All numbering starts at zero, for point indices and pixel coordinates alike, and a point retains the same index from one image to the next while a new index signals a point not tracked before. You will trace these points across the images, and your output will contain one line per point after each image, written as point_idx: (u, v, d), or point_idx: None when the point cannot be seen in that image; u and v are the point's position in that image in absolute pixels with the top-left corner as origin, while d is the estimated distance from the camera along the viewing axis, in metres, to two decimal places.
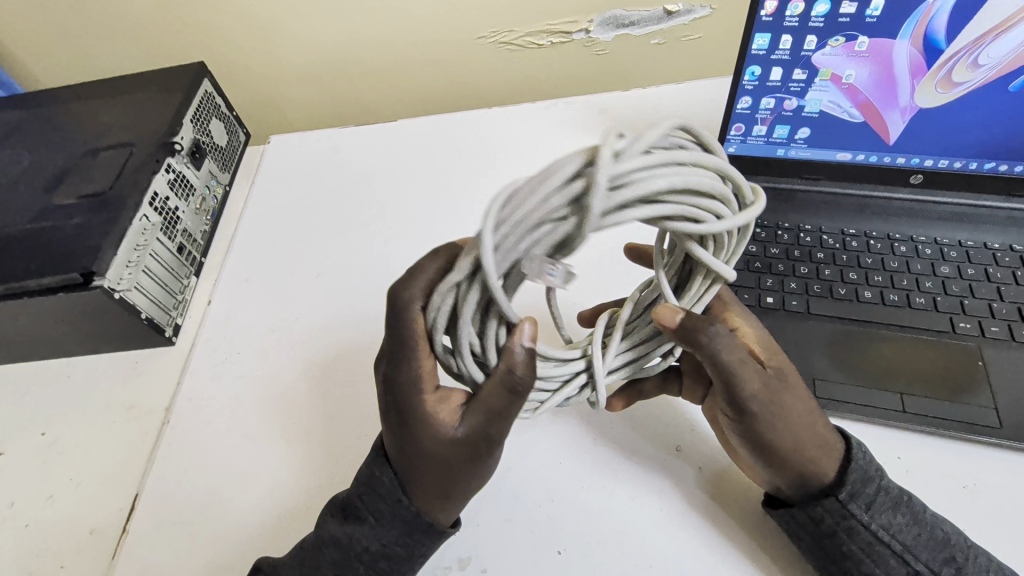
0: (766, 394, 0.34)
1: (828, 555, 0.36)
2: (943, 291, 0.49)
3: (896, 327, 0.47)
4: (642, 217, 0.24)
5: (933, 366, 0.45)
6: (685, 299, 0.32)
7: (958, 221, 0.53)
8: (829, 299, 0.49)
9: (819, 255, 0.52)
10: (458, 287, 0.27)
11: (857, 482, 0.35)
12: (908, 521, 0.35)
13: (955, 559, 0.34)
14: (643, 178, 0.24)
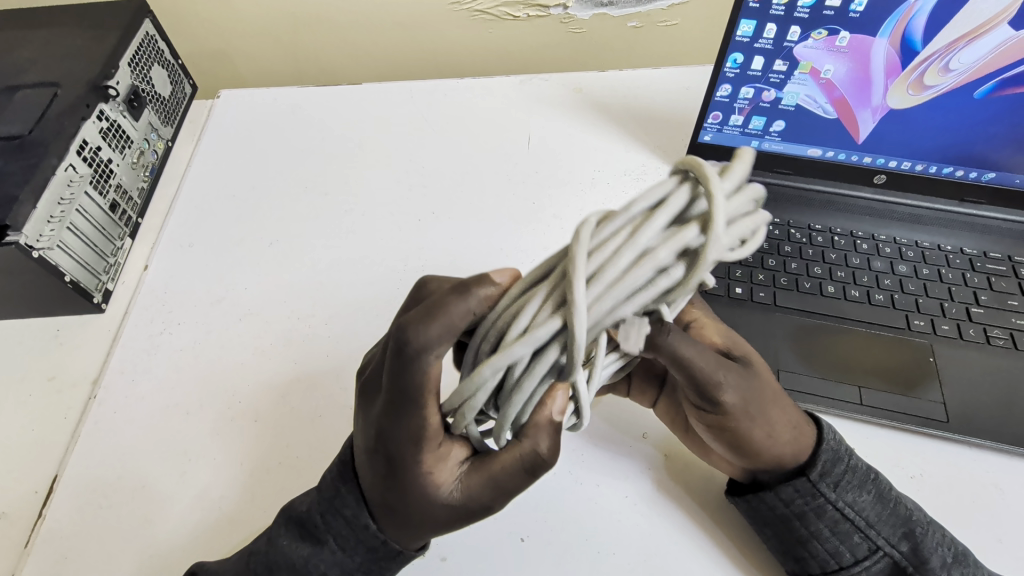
0: (744, 397, 0.32)
1: (793, 535, 0.35)
2: (900, 289, 0.48)
3: (855, 323, 0.46)
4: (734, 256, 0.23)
5: (889, 361, 0.44)
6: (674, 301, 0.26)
7: (916, 223, 0.52)
8: (794, 292, 0.48)
9: (786, 248, 0.50)
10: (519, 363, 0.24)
11: (827, 461, 0.34)
12: (873, 498, 0.34)
13: (914, 533, 0.34)
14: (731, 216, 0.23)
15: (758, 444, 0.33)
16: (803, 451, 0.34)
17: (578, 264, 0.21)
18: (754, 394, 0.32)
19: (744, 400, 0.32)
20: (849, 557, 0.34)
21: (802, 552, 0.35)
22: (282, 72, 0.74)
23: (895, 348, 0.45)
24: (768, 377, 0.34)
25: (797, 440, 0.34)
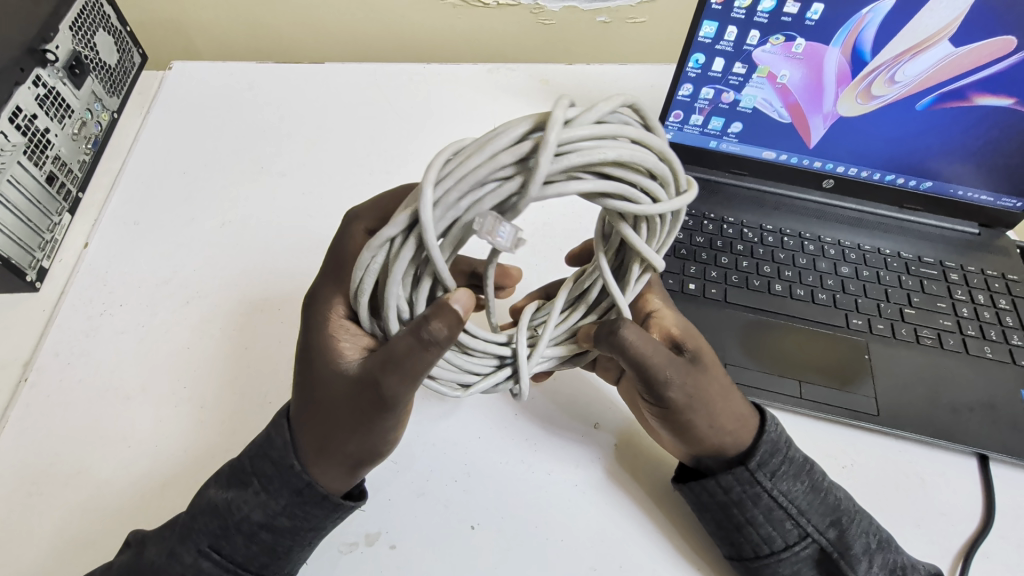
0: (683, 388, 0.33)
1: (730, 522, 0.35)
2: (841, 289, 0.50)
3: (798, 320, 0.48)
4: (589, 189, 0.23)
5: (830, 359, 0.46)
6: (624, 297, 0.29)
7: (859, 226, 0.54)
8: (744, 290, 0.49)
9: (738, 246, 0.52)
10: (391, 244, 0.24)
11: (765, 451, 0.35)
12: (806, 488, 0.35)
13: (841, 522, 0.35)
14: (591, 147, 0.23)
15: (697, 433, 0.34)
16: (743, 444, 0.35)
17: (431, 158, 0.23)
18: (692, 384, 0.33)
19: (681, 390, 0.33)
20: (780, 543, 0.35)
21: (736, 538, 0.36)
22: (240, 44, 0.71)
23: (834, 344, 0.47)
24: (715, 372, 0.35)
25: (732, 429, 0.35)
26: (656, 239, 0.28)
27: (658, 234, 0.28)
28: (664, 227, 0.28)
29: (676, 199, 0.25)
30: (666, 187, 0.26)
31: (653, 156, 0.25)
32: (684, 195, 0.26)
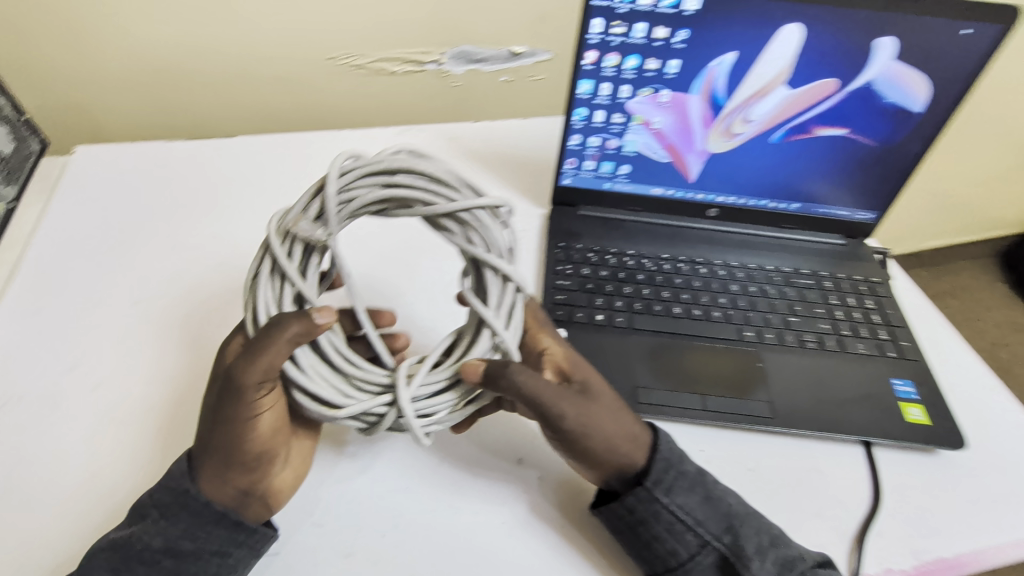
0: (575, 412, 0.37)
1: (639, 541, 0.39)
2: (843, 347, 0.51)
3: (853, 378, 0.49)
4: (377, 194, 0.35)
5: (807, 393, 0.47)
6: (479, 345, 0.36)
7: (865, 292, 0.55)
8: (814, 356, 0.50)
9: (749, 289, 0.54)
10: (451, 234, 0.36)
11: (659, 469, 0.39)
12: (699, 499, 0.39)
13: (733, 528, 0.39)
14: (447, 186, 0.36)
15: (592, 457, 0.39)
16: (638, 463, 0.39)
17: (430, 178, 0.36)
18: (589, 407, 0.38)
19: (576, 416, 0.37)
20: (683, 556, 0.38)
21: (647, 555, 0.39)
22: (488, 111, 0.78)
23: (866, 398, 0.47)
24: (604, 400, 0.39)
25: (630, 449, 0.39)
26: (495, 319, 0.36)
27: (502, 306, 0.36)
28: (509, 306, 0.36)
29: (486, 308, 0.35)
30: (492, 303, 0.36)
31: (444, 191, 0.35)
32: (486, 309, 0.35)
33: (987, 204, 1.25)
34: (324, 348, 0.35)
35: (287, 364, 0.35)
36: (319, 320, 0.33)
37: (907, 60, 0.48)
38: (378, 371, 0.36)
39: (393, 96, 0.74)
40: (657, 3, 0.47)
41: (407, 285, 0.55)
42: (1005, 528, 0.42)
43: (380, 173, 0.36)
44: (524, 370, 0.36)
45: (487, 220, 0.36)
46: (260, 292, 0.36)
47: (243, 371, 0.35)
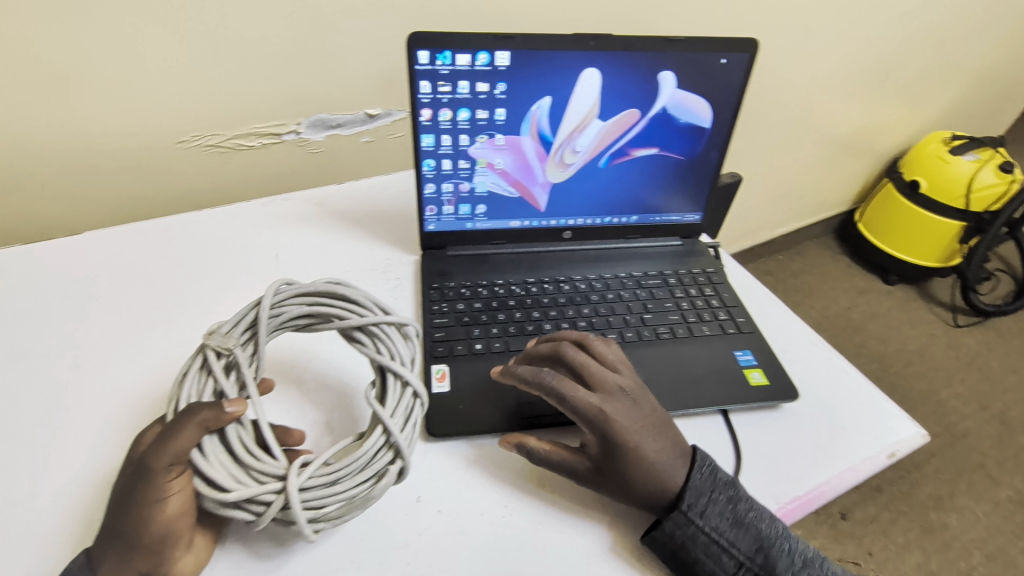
0: (616, 420, 0.44)
1: (683, 565, 0.43)
2: (693, 333, 0.58)
3: (703, 358, 0.56)
4: (300, 308, 0.44)
5: (668, 378, 0.53)
6: (367, 441, 0.40)
7: (706, 283, 0.64)
8: (671, 343, 0.57)
9: (609, 296, 0.61)
10: (363, 348, 0.44)
11: (691, 495, 0.44)
12: (732, 522, 0.44)
13: (764, 546, 0.44)
14: (359, 302, 0.45)
15: (633, 477, 0.44)
16: (674, 493, 0.44)
17: (356, 299, 0.45)
18: (630, 420, 0.45)
19: (618, 424, 0.44)
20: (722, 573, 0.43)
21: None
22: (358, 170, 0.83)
23: (715, 373, 0.54)
24: (621, 438, 0.44)
25: (671, 466, 0.45)
26: (390, 415, 0.41)
27: (395, 406, 0.42)
28: (402, 406, 0.42)
29: (381, 410, 0.41)
30: (387, 408, 0.41)
31: (356, 307, 0.45)
32: (384, 411, 0.41)
33: (812, 190, 1.47)
34: (231, 439, 0.38)
35: (193, 452, 0.37)
36: (227, 408, 0.38)
37: (687, 88, 0.58)
38: (276, 465, 0.38)
39: (258, 172, 0.76)
40: (474, 62, 0.53)
41: (292, 354, 0.55)
42: (839, 460, 0.50)
43: (307, 295, 0.45)
44: (540, 444, 0.46)
45: (390, 336, 0.44)
46: (187, 385, 0.41)
47: (153, 457, 0.36)
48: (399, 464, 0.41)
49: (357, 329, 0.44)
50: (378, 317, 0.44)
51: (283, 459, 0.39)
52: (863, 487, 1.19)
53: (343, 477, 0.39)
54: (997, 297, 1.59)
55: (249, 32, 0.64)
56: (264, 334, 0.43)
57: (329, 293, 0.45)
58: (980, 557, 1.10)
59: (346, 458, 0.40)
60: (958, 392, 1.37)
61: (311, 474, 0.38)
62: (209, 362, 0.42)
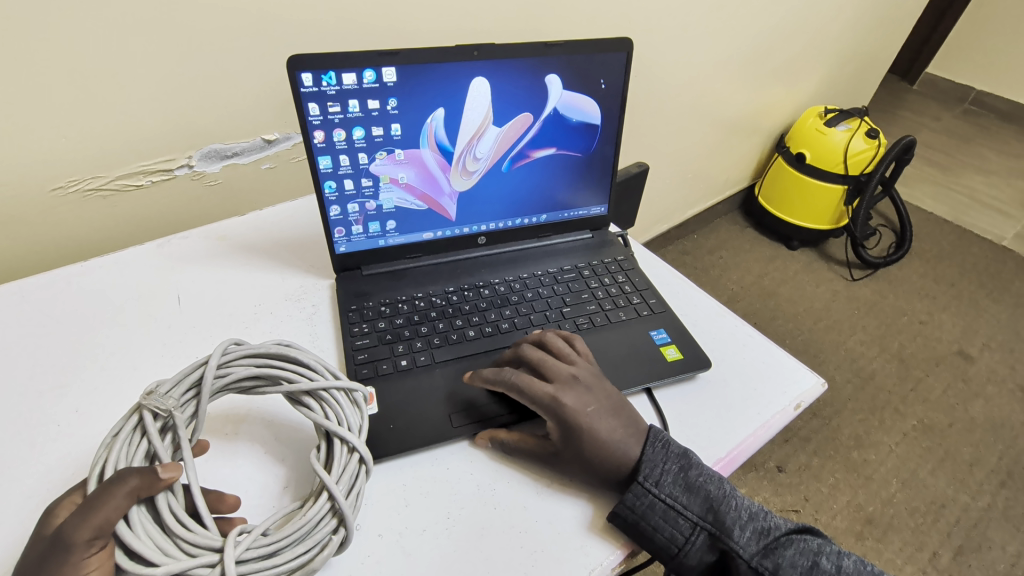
0: (571, 405, 0.47)
1: (642, 534, 0.44)
2: (610, 320, 0.61)
3: (622, 342, 0.59)
4: (247, 369, 0.43)
5: None
6: (311, 509, 0.39)
7: (618, 271, 0.67)
8: (591, 332, 0.59)
9: (529, 295, 0.62)
10: (310, 413, 0.43)
11: (646, 466, 0.46)
12: (684, 487, 0.46)
13: (715, 506, 0.45)
14: (309, 365, 0.45)
15: (591, 456, 0.46)
16: (633, 468, 0.46)
17: (308, 362, 0.45)
18: (586, 404, 0.48)
19: (572, 408, 0.47)
20: (680, 538, 0.45)
21: (653, 547, 0.44)
22: (262, 198, 0.81)
23: (633, 356, 0.57)
24: (576, 420, 0.47)
25: (626, 445, 0.47)
26: (336, 481, 0.40)
27: (342, 472, 0.41)
28: (349, 472, 0.41)
29: (327, 476, 0.40)
30: (334, 475, 0.40)
31: (307, 371, 0.45)
32: (331, 478, 0.40)
33: (713, 170, 1.57)
34: (159, 506, 0.36)
35: (119, 524, 0.35)
36: (161, 474, 0.36)
37: (574, 88, 0.61)
38: (209, 536, 0.37)
39: (151, 210, 0.73)
40: (361, 80, 0.54)
41: (226, 414, 0.51)
42: (753, 419, 0.54)
43: (258, 355, 0.44)
44: (510, 438, 0.49)
45: (339, 401, 0.44)
46: (117, 447, 0.39)
47: (73, 531, 0.33)
48: (341, 534, 0.40)
49: (307, 394, 0.44)
50: (329, 382, 0.44)
51: (214, 529, 0.37)
52: (793, 439, 1.28)
53: (283, 548, 0.38)
54: (883, 249, 1.78)
55: (120, 67, 0.61)
56: (207, 395, 0.41)
57: (281, 355, 0.45)
58: (898, 483, 1.22)
59: (289, 526, 0.38)
60: (862, 339, 1.51)
61: (249, 545, 0.36)
62: (144, 424, 0.39)
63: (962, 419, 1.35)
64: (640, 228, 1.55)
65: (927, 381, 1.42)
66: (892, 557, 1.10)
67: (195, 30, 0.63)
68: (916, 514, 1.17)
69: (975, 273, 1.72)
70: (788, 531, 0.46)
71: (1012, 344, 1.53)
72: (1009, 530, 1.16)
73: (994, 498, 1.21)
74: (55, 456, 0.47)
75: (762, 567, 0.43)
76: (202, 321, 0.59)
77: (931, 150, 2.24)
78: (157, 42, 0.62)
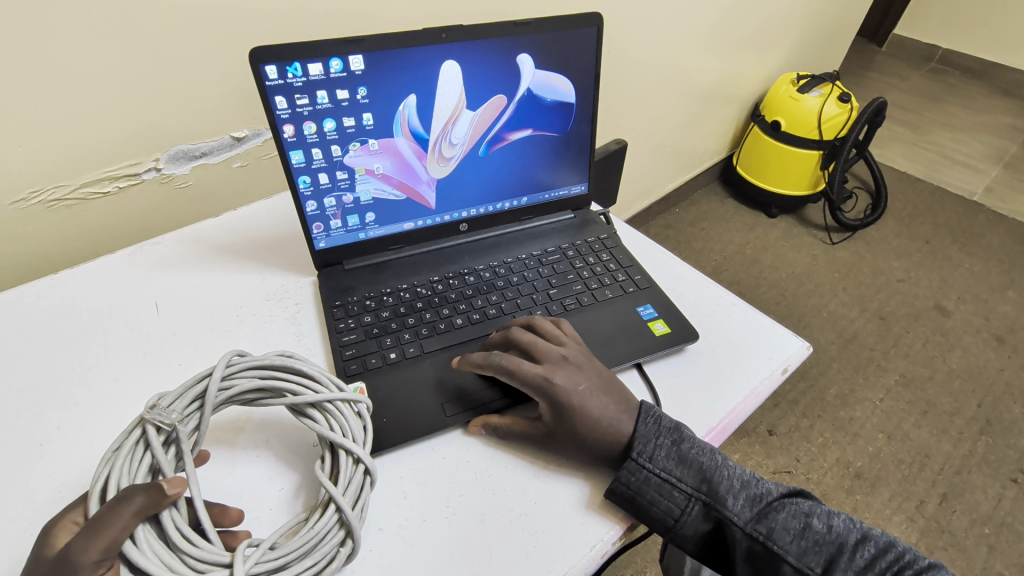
0: (561, 385, 0.47)
1: (639, 508, 0.45)
2: (596, 298, 0.61)
3: (610, 319, 0.59)
4: (252, 381, 0.43)
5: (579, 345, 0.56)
6: (320, 522, 0.39)
7: (602, 249, 0.67)
8: (579, 311, 0.59)
9: (514, 279, 0.62)
10: (314, 424, 0.42)
11: (639, 443, 0.46)
12: (677, 460, 0.46)
13: (708, 477, 0.46)
14: (313, 377, 0.45)
15: (585, 435, 0.46)
16: (626, 444, 0.46)
17: (311, 373, 0.45)
18: (576, 382, 0.48)
19: (563, 387, 0.47)
20: (676, 509, 0.45)
21: (651, 520, 0.45)
22: (235, 197, 0.79)
23: (622, 332, 0.58)
24: (569, 400, 0.47)
25: (620, 422, 0.47)
26: (343, 492, 0.40)
27: (348, 483, 0.41)
28: (355, 484, 0.41)
29: (333, 488, 0.40)
30: (339, 488, 0.40)
31: (312, 382, 0.44)
32: (337, 489, 0.40)
33: (690, 143, 1.57)
34: (164, 525, 0.36)
35: (125, 543, 0.34)
36: (167, 490, 0.35)
37: (547, 65, 0.60)
38: (215, 551, 0.36)
39: (121, 216, 0.71)
40: (327, 70, 0.52)
41: (225, 423, 0.50)
42: (742, 387, 0.54)
43: (262, 367, 0.44)
44: (502, 421, 0.49)
45: (344, 412, 0.44)
46: (119, 462, 0.38)
47: (80, 554, 0.33)
48: (349, 545, 0.40)
49: (311, 406, 0.43)
50: (333, 394, 0.43)
51: (219, 543, 0.37)
52: (782, 402, 1.31)
53: (291, 561, 0.37)
54: (860, 211, 1.80)
55: (74, 71, 0.59)
56: (210, 407, 0.41)
57: (284, 366, 0.44)
58: (884, 438, 1.26)
59: (298, 539, 0.38)
60: (844, 301, 1.53)
61: (258, 559, 0.36)
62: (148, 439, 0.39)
63: (942, 371, 1.39)
64: (622, 205, 1.55)
65: (907, 337, 1.46)
66: (881, 508, 1.14)
67: (150, 26, 0.60)
68: (902, 466, 1.21)
69: (949, 229, 1.76)
70: (779, 496, 0.46)
71: (987, 295, 1.57)
72: (991, 473, 1.21)
73: (975, 444, 1.25)
74: (41, 476, 0.46)
75: (756, 532, 0.44)
76: (183, 328, 0.58)
77: (902, 110, 2.27)
78: (112, 42, 0.59)
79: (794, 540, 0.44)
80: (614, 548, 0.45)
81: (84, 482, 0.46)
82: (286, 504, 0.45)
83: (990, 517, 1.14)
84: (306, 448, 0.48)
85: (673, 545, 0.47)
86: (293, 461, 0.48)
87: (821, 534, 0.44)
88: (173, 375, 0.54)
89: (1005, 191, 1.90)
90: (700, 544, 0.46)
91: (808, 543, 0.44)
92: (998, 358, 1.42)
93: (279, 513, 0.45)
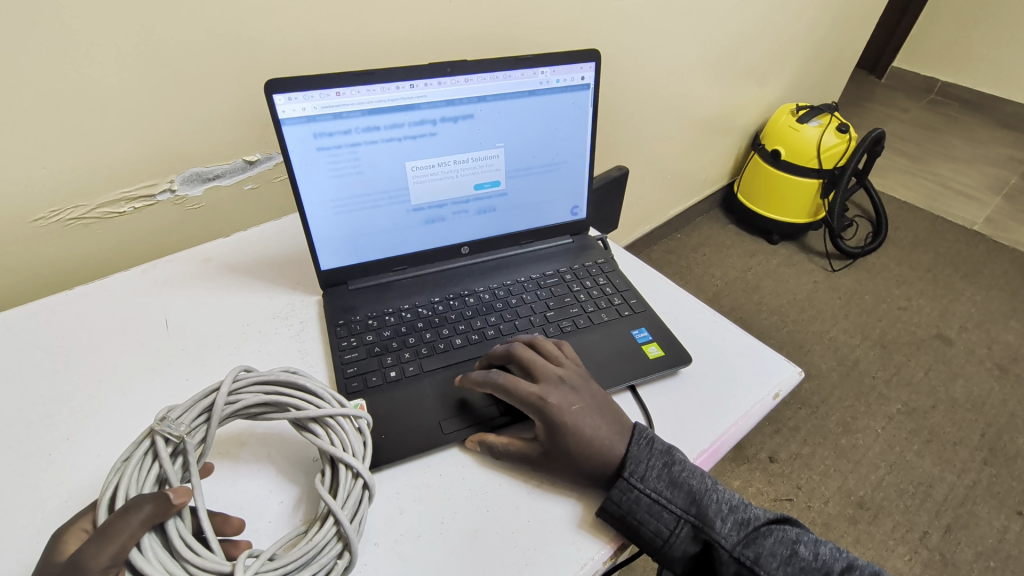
0: (555, 404, 0.48)
1: (630, 526, 0.45)
2: (591, 320, 0.62)
3: (604, 339, 0.60)
4: (256, 395, 0.44)
5: None
6: (320, 533, 0.40)
7: (598, 272, 0.68)
8: (574, 333, 0.61)
9: (512, 300, 0.64)
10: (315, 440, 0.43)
11: (630, 463, 0.47)
12: (667, 480, 0.47)
13: (698, 499, 0.46)
14: (314, 393, 0.46)
15: (576, 455, 0.47)
16: (617, 465, 0.47)
17: (315, 388, 0.46)
18: (570, 403, 0.49)
19: (556, 407, 0.48)
20: (666, 530, 0.46)
21: (640, 540, 0.45)
22: (247, 218, 0.82)
23: (617, 356, 0.58)
24: (564, 419, 0.48)
25: (611, 443, 0.48)
26: (341, 505, 0.41)
27: (347, 495, 0.42)
28: (352, 497, 0.42)
29: (332, 501, 0.40)
30: (337, 501, 0.41)
31: (315, 397, 0.46)
32: (337, 503, 0.41)
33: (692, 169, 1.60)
34: (170, 534, 0.36)
35: (131, 550, 0.35)
36: (174, 500, 0.36)
37: (547, 97, 0.62)
38: (218, 561, 0.37)
39: (135, 235, 0.74)
40: (335, 97, 0.55)
41: (227, 436, 0.51)
42: (734, 410, 0.55)
43: (265, 382, 0.45)
44: (498, 439, 0.49)
45: (345, 428, 0.45)
46: (128, 471, 0.39)
47: (90, 560, 0.33)
48: (346, 559, 0.40)
49: (313, 421, 0.45)
50: (334, 410, 0.44)
51: (221, 553, 0.38)
52: (783, 429, 1.31)
53: (291, 571, 0.38)
54: (860, 239, 1.82)
55: (96, 93, 0.62)
56: (216, 421, 0.42)
57: (289, 382, 0.45)
58: (886, 466, 1.24)
59: (297, 551, 0.38)
60: (845, 328, 1.54)
61: (260, 568, 0.37)
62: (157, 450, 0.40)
63: (944, 400, 1.38)
64: (624, 230, 1.57)
65: (909, 365, 1.46)
66: (884, 539, 1.13)
67: (172, 56, 0.64)
68: (905, 496, 1.20)
69: (949, 257, 1.77)
70: (767, 521, 0.47)
71: (988, 324, 1.57)
72: (995, 505, 1.19)
73: (979, 474, 1.24)
74: (48, 486, 0.47)
75: (743, 557, 0.44)
76: (191, 343, 0.60)
77: (902, 140, 2.31)
78: (133, 68, 0.62)
79: (781, 565, 0.44)
80: (604, 568, 0.45)
81: (89, 493, 0.47)
82: (285, 517, 0.46)
83: (995, 549, 1.12)
84: (306, 462, 0.49)
85: (662, 568, 0.47)
86: (294, 475, 0.48)
87: (807, 561, 0.45)
88: (180, 390, 0.55)
89: (1005, 222, 1.91)
90: (689, 566, 0.46)
91: (794, 569, 0.44)
92: (1000, 388, 1.41)
93: (278, 527, 0.45)
